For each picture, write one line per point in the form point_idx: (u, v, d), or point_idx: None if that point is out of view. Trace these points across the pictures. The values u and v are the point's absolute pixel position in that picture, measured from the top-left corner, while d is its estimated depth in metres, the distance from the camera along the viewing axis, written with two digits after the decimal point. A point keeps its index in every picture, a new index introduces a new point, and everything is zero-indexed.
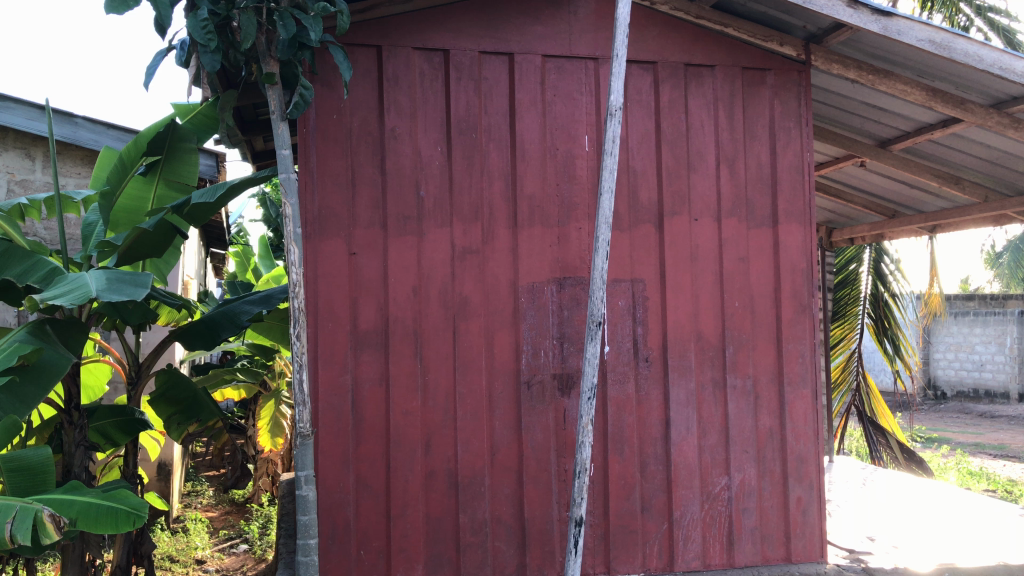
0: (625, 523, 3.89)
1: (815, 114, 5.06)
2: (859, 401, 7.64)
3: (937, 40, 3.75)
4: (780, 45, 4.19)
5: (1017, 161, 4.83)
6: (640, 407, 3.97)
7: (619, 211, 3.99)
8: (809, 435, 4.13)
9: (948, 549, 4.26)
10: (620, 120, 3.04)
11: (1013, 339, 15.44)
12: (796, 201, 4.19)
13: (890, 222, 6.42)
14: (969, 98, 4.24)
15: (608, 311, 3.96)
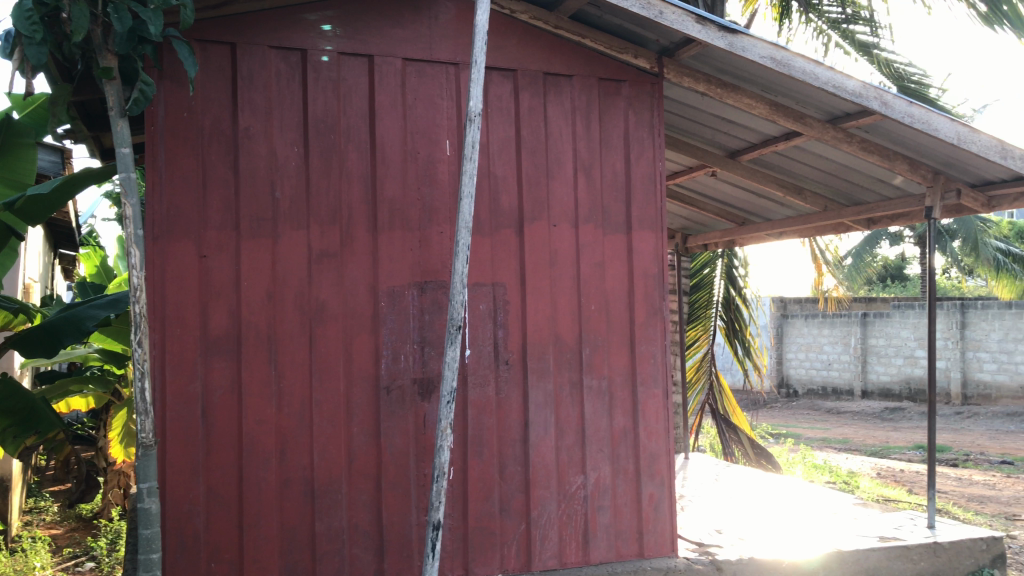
0: (483, 525, 3.93)
1: (668, 125, 5.26)
2: (713, 400, 8.04)
3: (777, 57, 4.00)
4: (635, 57, 4.32)
5: (853, 174, 5.17)
6: (500, 409, 4.01)
7: (480, 216, 4.02)
8: (660, 433, 4.29)
9: (790, 539, 4.49)
10: (479, 125, 3.06)
11: (857, 339, 16.51)
12: (648, 207, 4.35)
13: (741, 229, 6.73)
14: (808, 113, 4.54)
15: (468, 314, 3.98)
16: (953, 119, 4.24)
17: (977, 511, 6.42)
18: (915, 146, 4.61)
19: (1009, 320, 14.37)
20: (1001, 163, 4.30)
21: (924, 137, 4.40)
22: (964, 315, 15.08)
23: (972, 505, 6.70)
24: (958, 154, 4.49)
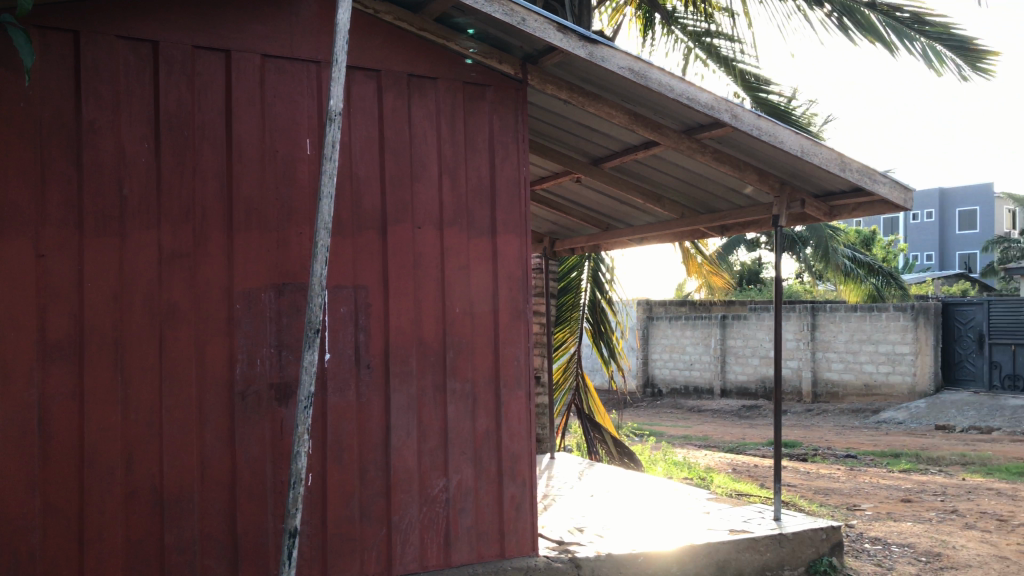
0: (343, 531, 3.88)
1: (533, 132, 5.35)
2: (578, 400, 8.22)
3: (634, 69, 4.16)
4: (499, 63, 4.37)
5: (708, 183, 5.40)
6: (361, 414, 3.97)
7: (341, 217, 3.96)
8: (522, 435, 4.35)
9: (646, 536, 4.63)
10: (340, 125, 3.01)
11: (717, 340, 17.30)
12: (512, 211, 4.39)
13: (605, 233, 6.89)
14: (665, 124, 4.73)
15: (328, 318, 3.91)
16: (797, 132, 4.52)
17: (821, 503, 6.79)
18: (763, 158, 4.88)
19: (855, 322, 15.36)
20: (839, 175, 4.64)
21: (771, 150, 4.66)
22: (815, 317, 16.01)
23: (817, 497, 7.09)
24: (802, 167, 4.80)
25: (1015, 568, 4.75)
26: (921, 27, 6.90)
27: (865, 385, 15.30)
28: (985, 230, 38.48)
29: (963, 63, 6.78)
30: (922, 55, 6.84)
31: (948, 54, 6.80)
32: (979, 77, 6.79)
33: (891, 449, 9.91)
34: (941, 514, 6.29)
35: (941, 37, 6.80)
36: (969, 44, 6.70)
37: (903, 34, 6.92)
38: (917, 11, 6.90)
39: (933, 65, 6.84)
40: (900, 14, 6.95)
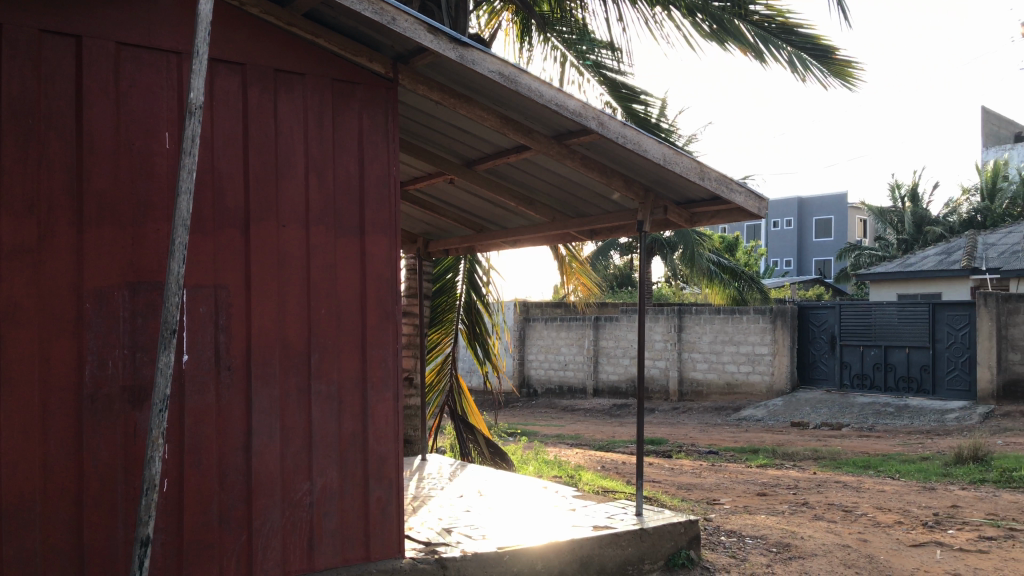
0: (201, 538, 3.76)
1: (405, 131, 5.33)
2: (452, 402, 8.18)
3: (504, 73, 4.24)
4: (370, 61, 4.33)
5: (578, 187, 5.51)
6: (220, 417, 3.85)
7: (201, 214, 3.83)
8: (389, 437, 4.32)
9: (513, 534, 4.70)
10: (201, 119, 2.92)
11: (590, 341, 17.69)
12: (381, 211, 4.35)
13: (479, 235, 6.91)
14: (535, 128, 4.82)
15: (186, 318, 3.78)
16: (660, 142, 4.72)
17: (683, 498, 7.03)
18: (630, 165, 5.02)
19: (718, 324, 16.04)
20: (699, 183, 4.85)
21: (635, 158, 4.83)
22: (682, 319, 16.60)
23: (680, 492, 7.34)
24: (666, 176, 4.98)
25: (856, 555, 5.07)
26: (788, 36, 7.22)
27: (728, 384, 15.98)
28: (839, 237, 40.87)
29: (826, 72, 7.18)
30: (789, 64, 7.20)
31: (813, 63, 7.18)
32: (842, 85, 7.20)
33: (750, 445, 10.37)
34: (793, 507, 6.63)
35: (805, 45, 7.17)
36: (832, 54, 7.10)
37: (771, 42, 7.22)
38: (784, 21, 7.21)
39: (799, 72, 7.20)
40: (767, 23, 7.24)
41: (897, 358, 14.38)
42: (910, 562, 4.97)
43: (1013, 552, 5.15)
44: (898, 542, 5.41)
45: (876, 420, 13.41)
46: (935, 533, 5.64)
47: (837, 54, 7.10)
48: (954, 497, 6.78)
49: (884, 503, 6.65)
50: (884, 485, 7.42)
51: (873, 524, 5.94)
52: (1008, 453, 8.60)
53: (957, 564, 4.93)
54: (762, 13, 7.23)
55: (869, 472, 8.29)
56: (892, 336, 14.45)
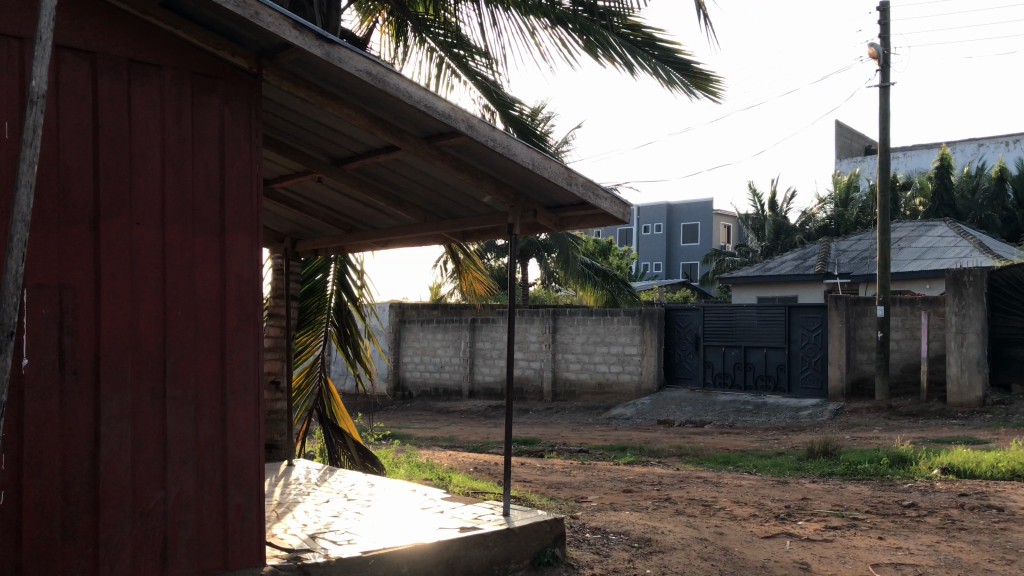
0: (41, 553, 3.56)
1: (271, 128, 5.20)
2: (321, 405, 8.02)
3: (372, 72, 4.21)
4: (232, 55, 4.17)
5: (448, 189, 5.51)
6: (64, 424, 3.65)
7: (44, 210, 3.62)
8: (250, 442, 4.19)
9: (377, 538, 4.65)
10: (43, 109, 2.75)
11: (465, 342, 17.75)
12: (243, 209, 4.22)
13: (348, 235, 6.81)
14: (405, 129, 4.80)
15: (26, 320, 3.56)
16: (529, 146, 4.80)
17: (551, 496, 7.13)
18: (500, 169, 5.06)
19: (591, 325, 16.40)
20: (566, 188, 4.97)
21: (504, 162, 4.88)
22: (556, 321, 16.87)
23: (549, 491, 7.44)
24: (534, 181, 5.06)
25: (712, 548, 5.28)
26: (652, 49, 7.46)
27: (599, 384, 16.35)
28: (705, 242, 42.51)
29: (688, 84, 7.44)
30: (655, 74, 7.42)
31: (678, 75, 7.43)
32: (705, 97, 7.48)
33: (619, 443, 10.64)
34: (656, 503, 6.83)
35: (667, 59, 7.43)
36: (692, 67, 7.38)
37: (637, 54, 7.42)
38: (647, 35, 7.47)
39: (665, 83, 7.43)
40: (632, 36, 7.47)
41: (756, 358, 15.08)
42: (761, 553, 5.21)
43: (854, 540, 5.49)
44: (752, 534, 5.67)
45: (737, 417, 14.03)
46: (786, 524, 5.94)
47: (696, 67, 7.39)
48: (804, 489, 7.17)
49: (740, 497, 6.95)
50: (742, 480, 7.77)
51: (730, 518, 6.20)
52: (854, 446, 9.16)
53: (804, 553, 5.21)
54: (629, 26, 7.46)
55: (728, 467, 8.66)
56: (752, 337, 15.13)
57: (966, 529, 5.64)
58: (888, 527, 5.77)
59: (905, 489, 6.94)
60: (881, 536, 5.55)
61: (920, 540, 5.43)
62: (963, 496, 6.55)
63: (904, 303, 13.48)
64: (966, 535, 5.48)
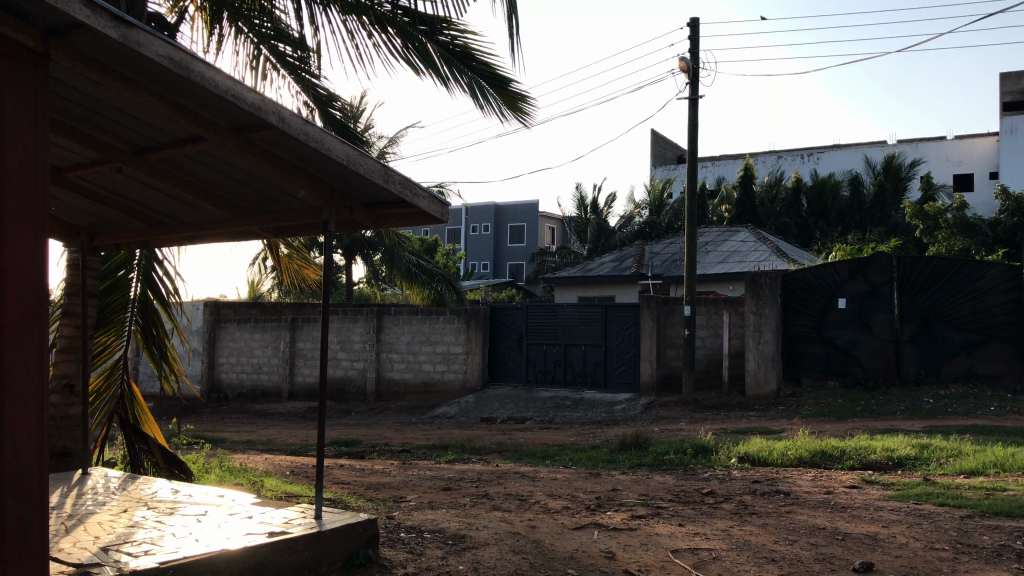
0: None
1: (63, 112, 4.86)
2: (122, 410, 7.56)
3: (175, 59, 4.02)
4: (16, 32, 3.73)
5: (260, 184, 5.33)
6: None
7: None
8: (31, 449, 3.86)
9: (177, 547, 4.42)
10: None
11: (285, 342, 17.25)
12: (28, 201, 3.77)
13: (152, 229, 6.44)
14: (210, 118, 4.61)
15: None
16: (343, 141, 4.73)
17: (369, 497, 7.04)
18: (314, 164, 4.96)
19: (415, 324, 16.40)
20: (383, 185, 4.93)
21: (317, 157, 4.79)
22: (381, 320, 16.74)
23: (367, 491, 7.34)
24: (350, 178, 4.99)
25: (523, 542, 5.40)
26: (470, 62, 7.54)
27: (423, 383, 16.35)
28: (531, 242, 43.53)
29: (501, 102, 7.61)
30: (469, 89, 7.50)
31: (491, 92, 7.58)
32: (513, 117, 7.69)
33: (441, 441, 10.68)
34: (473, 499, 6.91)
35: (483, 74, 7.55)
36: (507, 85, 7.57)
37: (454, 66, 7.47)
38: (466, 48, 7.53)
39: (478, 99, 7.54)
40: (451, 46, 7.49)
41: (575, 355, 15.58)
42: (570, 544, 5.38)
43: (657, 528, 5.78)
44: (562, 526, 5.85)
45: (556, 413, 14.43)
46: (595, 515, 6.17)
47: (510, 86, 7.58)
48: (615, 480, 7.48)
49: (554, 490, 7.15)
50: (557, 474, 8.00)
51: (543, 511, 6.37)
52: (662, 438, 9.64)
53: (610, 543, 5.43)
54: (448, 38, 7.48)
55: (545, 462, 8.88)
56: (572, 335, 15.62)
57: (757, 513, 6.07)
58: (688, 515, 6.11)
59: (705, 478, 7.38)
60: (681, 523, 5.88)
61: (716, 525, 5.78)
62: (756, 482, 7.05)
63: (709, 303, 14.34)
64: (756, 519, 5.89)
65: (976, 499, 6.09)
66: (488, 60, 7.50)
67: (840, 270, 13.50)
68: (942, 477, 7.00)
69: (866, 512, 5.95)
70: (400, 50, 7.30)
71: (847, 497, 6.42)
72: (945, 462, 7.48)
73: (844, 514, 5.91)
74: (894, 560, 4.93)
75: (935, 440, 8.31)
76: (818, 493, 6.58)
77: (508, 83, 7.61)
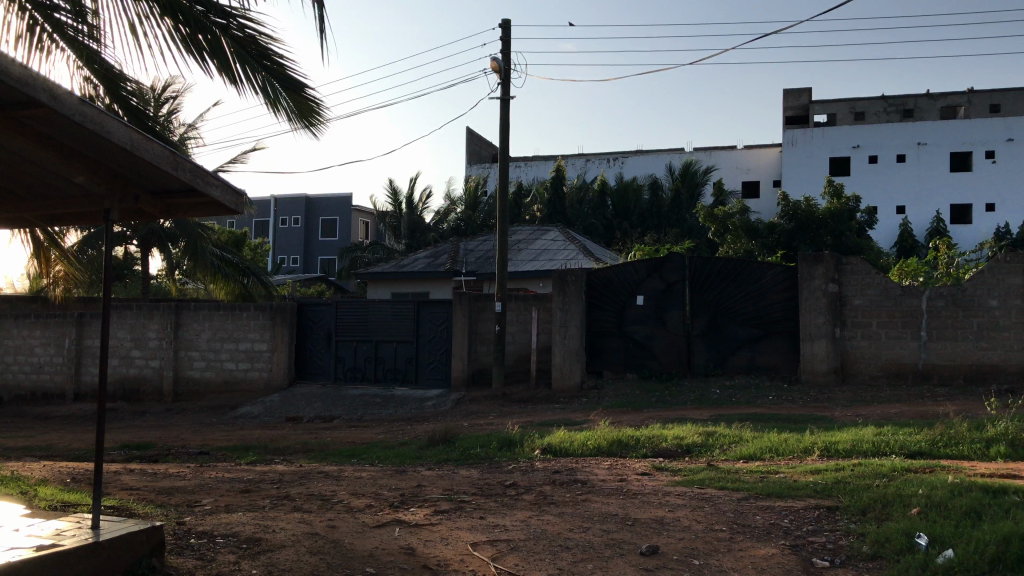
0: None
1: None
2: None
3: None
4: None
5: (31, 167, 4.90)
6: None
7: None
8: None
9: None
10: None
11: (71, 340, 16.02)
12: None
13: None
14: None
15: None
16: (126, 125, 4.43)
17: (159, 503, 6.63)
18: (94, 150, 4.61)
19: (217, 321, 15.73)
20: (171, 173, 4.66)
21: (96, 142, 4.46)
22: (179, 316, 15.94)
23: (157, 497, 6.92)
24: (134, 163, 4.67)
25: (322, 542, 5.28)
26: (265, 61, 7.25)
27: (225, 382, 15.68)
28: (343, 237, 42.88)
29: (293, 109, 7.34)
30: (261, 90, 7.19)
31: (285, 96, 7.30)
32: (306, 125, 7.44)
33: (242, 443, 10.27)
34: (272, 501, 6.69)
35: (278, 76, 7.27)
36: (301, 90, 7.33)
37: (247, 64, 7.16)
38: (261, 45, 7.24)
39: (269, 102, 7.23)
40: (245, 42, 7.21)
41: (386, 352, 15.46)
42: (370, 543, 5.32)
43: (458, 521, 5.84)
44: (364, 525, 5.77)
45: (366, 410, 14.26)
46: (398, 512, 6.14)
47: (304, 92, 7.35)
48: (419, 476, 7.48)
49: (358, 489, 7.05)
50: (362, 472, 7.89)
51: (345, 510, 6.26)
52: (469, 434, 9.75)
53: (411, 539, 5.42)
54: (242, 31, 7.21)
55: (351, 460, 8.75)
56: (382, 331, 15.49)
57: (554, 502, 6.26)
58: (490, 507, 6.21)
59: (509, 470, 7.53)
60: (482, 516, 5.96)
61: (516, 516, 5.92)
62: (556, 473, 7.27)
63: (517, 300, 14.64)
64: (554, 508, 6.08)
65: (752, 482, 6.59)
66: (284, 62, 7.24)
67: (638, 270, 14.21)
68: (723, 462, 7.52)
69: (655, 497, 6.29)
70: (190, 43, 7.00)
71: (638, 483, 6.76)
72: (727, 449, 8.03)
73: (635, 500, 6.21)
74: (677, 542, 5.23)
75: (718, 428, 8.91)
76: (612, 481, 6.88)
77: (303, 87, 7.37)
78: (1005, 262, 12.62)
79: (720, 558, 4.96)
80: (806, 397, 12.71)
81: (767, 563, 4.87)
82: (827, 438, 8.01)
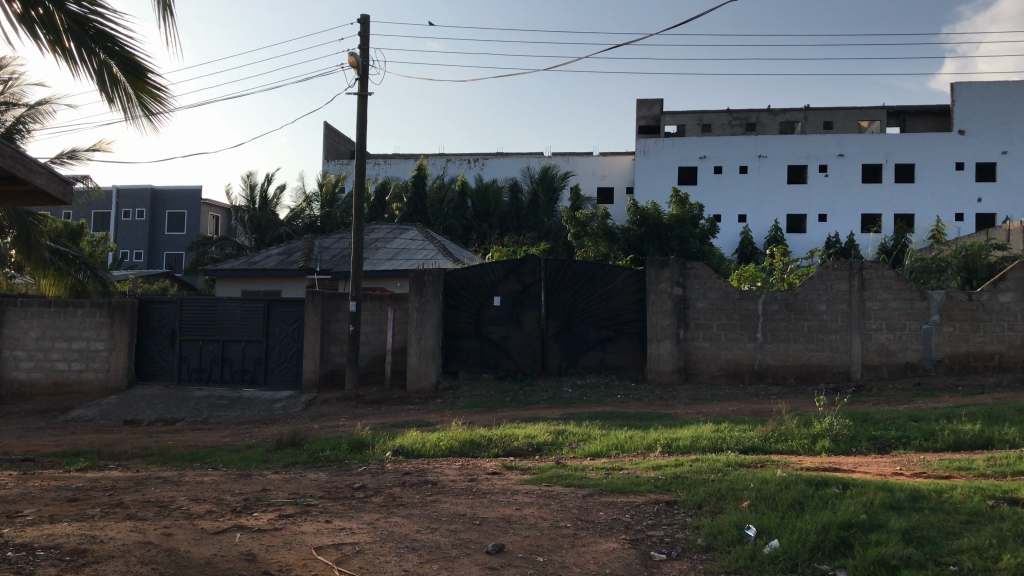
0: None
1: None
2: None
3: None
4: None
5: None
6: None
7: None
8: None
9: None
10: None
11: None
12: None
13: None
14: None
15: None
16: None
17: None
18: None
19: (47, 318, 14.76)
20: None
21: None
22: (3, 313, 14.84)
23: None
24: None
25: (155, 551, 5.03)
26: (101, 42, 6.86)
27: (55, 384, 14.71)
28: (191, 232, 41.18)
29: (133, 92, 7.02)
30: (98, 73, 6.81)
31: (125, 79, 6.96)
32: (145, 109, 7.14)
33: (72, 448, 9.66)
34: (103, 509, 6.33)
35: (116, 57, 6.91)
36: (142, 72, 7.01)
37: (83, 44, 6.75)
38: (98, 23, 6.85)
39: (107, 86, 6.86)
40: (80, 20, 6.79)
41: (234, 352, 14.93)
42: (207, 550, 5.11)
43: (302, 525, 5.70)
44: (203, 532, 5.55)
45: (211, 412, 13.72)
46: (239, 517, 5.94)
47: (145, 74, 7.02)
48: (264, 480, 7.26)
49: (198, 494, 6.78)
50: (203, 477, 7.58)
51: (183, 517, 5.99)
52: (319, 436, 9.55)
53: (251, 544, 5.25)
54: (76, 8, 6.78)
55: (192, 465, 8.40)
56: (230, 330, 14.94)
57: (403, 504, 6.22)
58: (337, 510, 6.09)
59: (358, 473, 7.42)
60: (328, 519, 5.84)
61: (362, 519, 5.83)
62: (406, 474, 7.23)
63: (373, 299, 14.49)
64: (402, 510, 6.03)
65: (597, 479, 6.77)
66: (124, 43, 6.89)
67: (495, 270, 14.33)
68: (571, 460, 7.69)
69: (503, 496, 6.35)
70: (20, 19, 6.47)
71: (488, 482, 6.82)
72: (575, 447, 8.23)
73: (483, 499, 6.26)
74: (522, 540, 5.30)
75: (567, 427, 9.11)
76: (462, 481, 6.91)
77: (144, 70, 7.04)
78: (833, 269, 13.54)
79: (563, 554, 5.06)
80: (653, 395, 13.19)
81: (607, 557, 5.01)
82: (669, 435, 8.34)
